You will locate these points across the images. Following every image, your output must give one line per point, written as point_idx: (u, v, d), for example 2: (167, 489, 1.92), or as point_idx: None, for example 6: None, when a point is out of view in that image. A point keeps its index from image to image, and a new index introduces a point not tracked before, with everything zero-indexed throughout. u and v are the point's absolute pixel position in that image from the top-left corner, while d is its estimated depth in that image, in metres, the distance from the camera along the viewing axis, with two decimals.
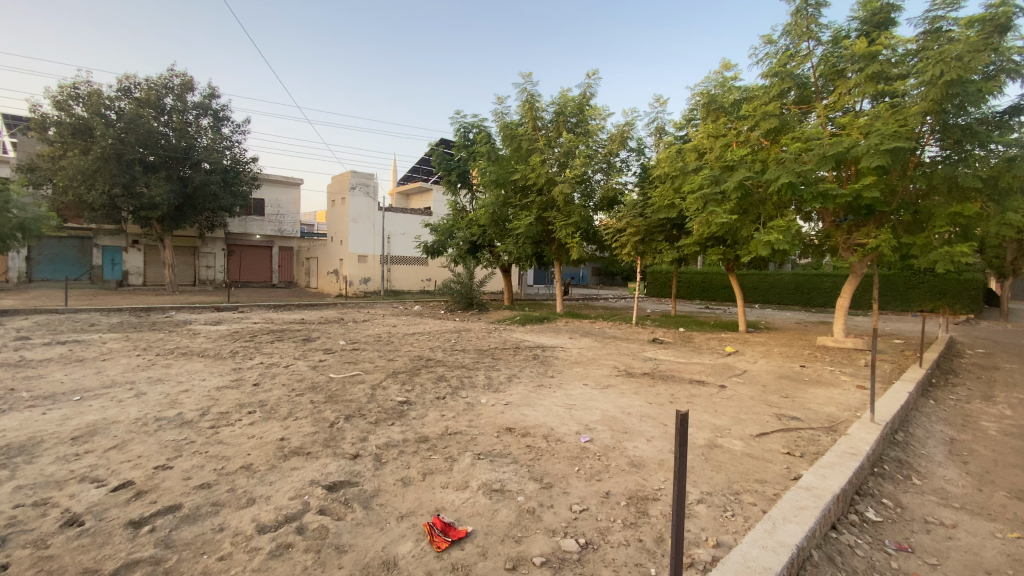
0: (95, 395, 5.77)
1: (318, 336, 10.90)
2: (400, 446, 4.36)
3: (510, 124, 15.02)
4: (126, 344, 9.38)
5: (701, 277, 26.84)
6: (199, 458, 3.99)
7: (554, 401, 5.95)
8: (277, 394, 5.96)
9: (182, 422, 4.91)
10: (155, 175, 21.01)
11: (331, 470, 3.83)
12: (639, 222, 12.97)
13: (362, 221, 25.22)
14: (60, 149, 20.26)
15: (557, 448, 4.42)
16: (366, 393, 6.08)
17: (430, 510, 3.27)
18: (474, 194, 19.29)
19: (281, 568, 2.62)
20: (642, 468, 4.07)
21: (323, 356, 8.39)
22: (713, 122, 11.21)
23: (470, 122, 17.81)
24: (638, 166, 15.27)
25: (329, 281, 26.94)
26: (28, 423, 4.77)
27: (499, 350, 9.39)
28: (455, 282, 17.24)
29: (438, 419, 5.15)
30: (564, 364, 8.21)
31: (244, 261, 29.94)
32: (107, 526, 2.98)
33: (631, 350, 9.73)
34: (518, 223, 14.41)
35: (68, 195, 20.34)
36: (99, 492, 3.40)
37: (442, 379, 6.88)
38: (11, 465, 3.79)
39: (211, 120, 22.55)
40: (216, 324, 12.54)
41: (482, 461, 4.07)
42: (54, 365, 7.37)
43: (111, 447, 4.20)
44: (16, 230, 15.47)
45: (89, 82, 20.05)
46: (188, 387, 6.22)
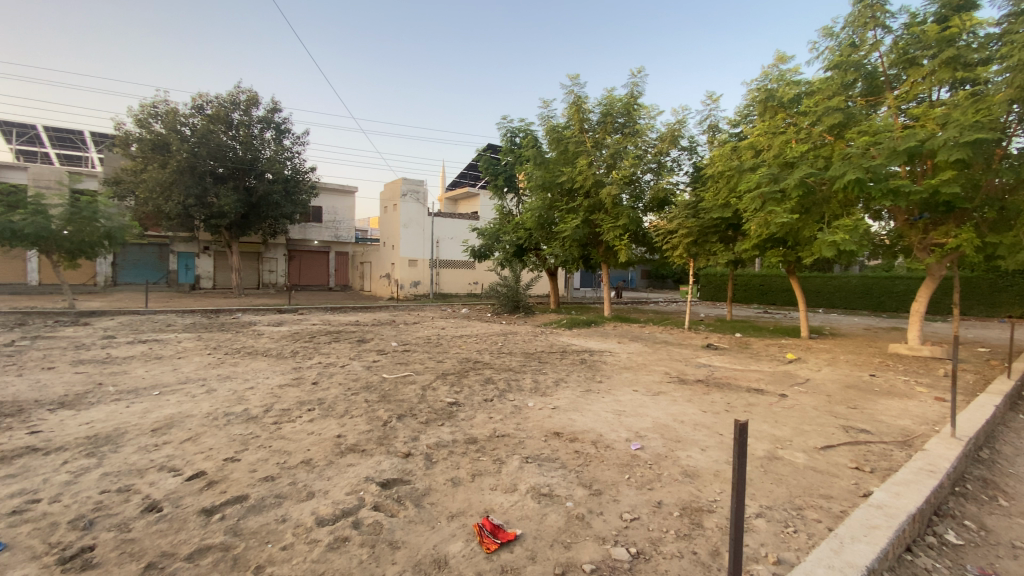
0: (171, 391, 6.24)
1: (371, 337, 11.28)
2: (449, 447, 4.43)
3: (557, 127, 14.98)
4: (199, 343, 10.10)
5: (759, 280, 25.72)
6: (264, 452, 4.22)
7: (602, 407, 5.86)
8: (334, 393, 6.20)
9: (248, 417, 5.21)
10: (223, 186, 22.47)
11: (384, 467, 3.95)
12: (692, 223, 12.52)
13: (413, 226, 25.90)
14: (142, 163, 22.08)
15: (606, 454, 4.35)
16: (417, 393, 6.22)
17: (479, 511, 3.31)
18: (520, 198, 19.42)
19: (338, 561, 2.72)
20: (696, 478, 3.94)
21: (377, 357, 8.66)
22: (771, 119, 10.71)
23: (517, 126, 17.90)
24: (691, 166, 14.83)
25: (381, 284, 27.84)
26: (114, 415, 5.22)
27: (547, 353, 9.36)
28: (501, 284, 17.35)
29: (486, 421, 5.20)
30: (613, 369, 8.08)
31: (303, 265, 31.50)
32: (182, 513, 3.20)
33: (683, 356, 9.44)
34: (564, 226, 14.32)
35: (148, 205, 22.07)
36: (176, 480, 3.67)
37: (489, 381, 6.94)
38: (99, 454, 4.15)
39: (273, 133, 23.92)
40: (277, 326, 13.24)
41: (530, 464, 4.07)
42: (136, 362, 8.05)
43: (186, 439, 4.52)
44: (104, 238, 16.92)
45: (166, 100, 21.73)
46: (253, 384, 6.60)
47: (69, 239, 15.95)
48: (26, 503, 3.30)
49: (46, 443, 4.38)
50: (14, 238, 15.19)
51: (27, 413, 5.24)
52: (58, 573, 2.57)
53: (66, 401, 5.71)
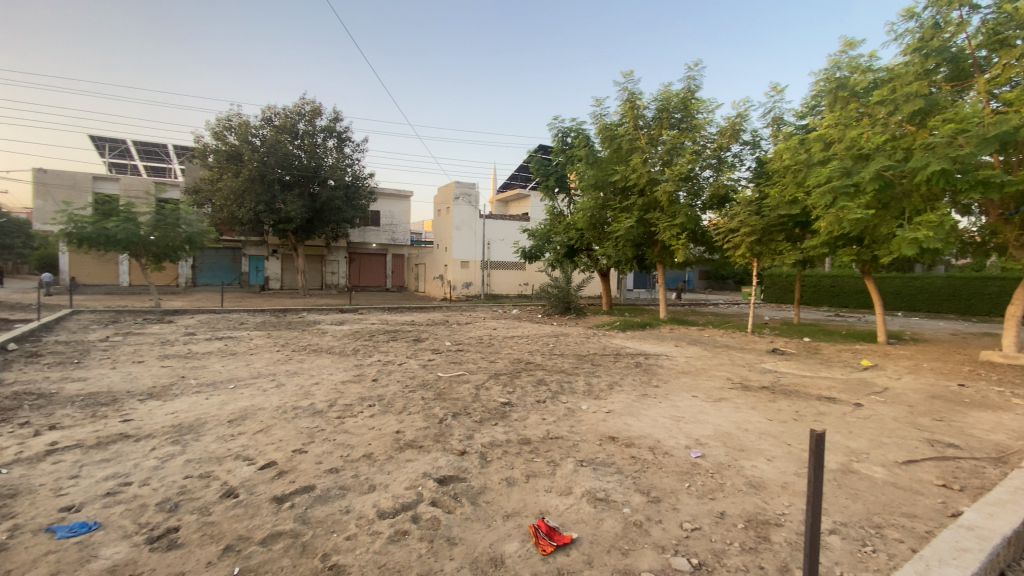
0: (245, 384, 6.68)
1: (426, 337, 11.55)
2: (504, 446, 4.47)
3: (610, 125, 14.73)
4: (269, 340, 10.74)
5: (830, 281, 24.18)
6: (329, 445, 4.43)
7: (660, 412, 5.69)
8: (393, 390, 6.40)
9: (314, 411, 5.48)
10: (290, 193, 23.80)
11: (440, 464, 4.02)
12: (755, 221, 11.94)
13: (466, 228, 26.29)
14: (218, 173, 23.75)
15: (665, 461, 4.22)
16: (471, 392, 6.31)
17: (534, 512, 3.30)
18: (572, 198, 19.27)
19: (399, 554, 2.79)
20: (762, 489, 3.74)
21: (432, 356, 8.86)
22: (842, 109, 10.04)
23: (568, 126, 17.79)
24: (753, 161, 14.16)
25: (435, 285, 28.50)
26: (196, 406, 5.65)
27: (600, 356, 9.22)
28: (553, 286, 17.27)
29: (540, 422, 5.19)
30: (670, 373, 7.85)
31: (362, 267, 32.81)
32: (255, 500, 3.40)
33: (745, 361, 9.01)
34: (618, 225, 14.05)
35: (223, 212, 23.72)
36: (250, 469, 3.92)
37: (542, 382, 6.93)
38: (183, 442, 4.50)
39: (335, 141, 25.11)
40: (339, 325, 13.84)
41: (585, 468, 4.01)
42: (214, 357, 8.67)
43: (259, 431, 4.81)
44: (185, 243, 18.34)
45: (239, 114, 23.27)
46: (318, 380, 6.94)
47: (156, 243, 17.42)
48: (120, 485, 3.62)
49: (138, 430, 4.80)
50: (108, 244, 16.77)
51: (121, 402, 5.77)
52: (148, 551, 2.80)
53: (154, 392, 6.23)
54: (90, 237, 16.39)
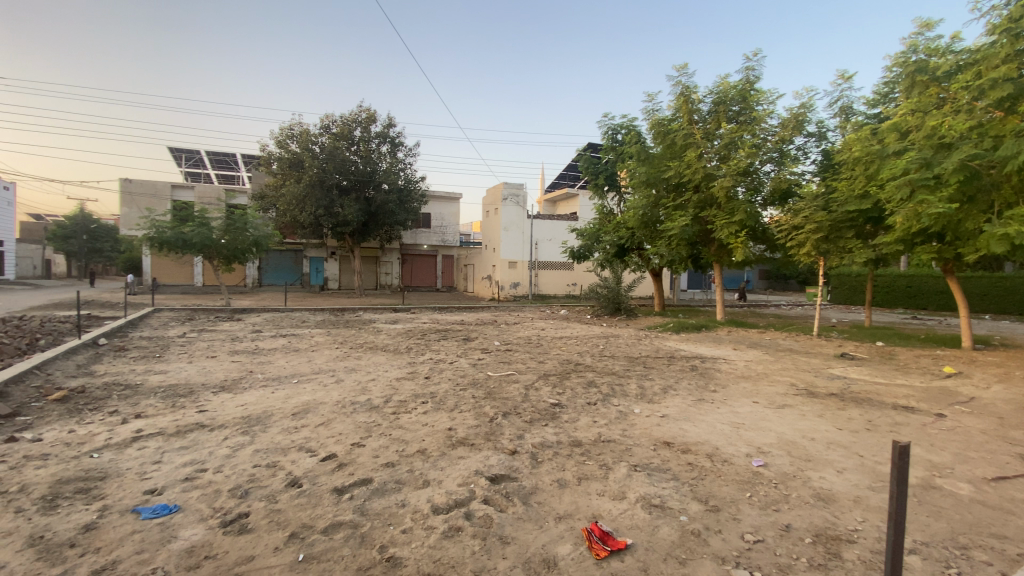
0: (306, 380, 7.02)
1: (476, 336, 11.68)
2: (555, 447, 4.44)
3: (663, 121, 14.32)
4: (328, 338, 11.24)
5: (906, 281, 22.43)
6: (385, 439, 4.56)
7: (718, 418, 5.47)
8: (444, 388, 6.51)
9: (370, 406, 5.67)
10: (347, 197, 24.79)
11: (492, 462, 4.05)
12: (822, 218, 11.24)
13: (514, 229, 26.39)
14: (281, 179, 25.06)
15: (724, 469, 4.05)
16: (521, 392, 6.32)
17: (587, 516, 3.25)
18: (622, 196, 18.93)
19: (453, 549, 2.84)
20: (830, 503, 3.51)
21: (482, 355, 8.96)
22: (919, 96, 9.27)
23: (618, 123, 17.49)
24: (819, 154, 13.35)
25: (484, 285, 28.80)
26: (263, 399, 6.00)
27: (652, 358, 8.99)
28: (602, 286, 17.00)
29: (591, 425, 5.11)
30: (728, 378, 7.53)
31: (414, 268, 33.69)
32: (317, 490, 3.56)
33: (811, 366, 8.51)
34: (672, 223, 13.63)
35: (286, 216, 25.03)
36: (312, 460, 4.10)
37: (593, 384, 6.83)
38: (252, 433, 4.79)
39: (389, 146, 25.94)
40: (393, 324, 14.27)
41: (639, 473, 3.92)
42: (279, 353, 9.17)
43: (320, 424, 5.04)
44: (252, 245, 19.50)
45: (301, 123, 24.49)
46: (374, 377, 7.18)
47: (226, 246, 18.63)
48: (196, 471, 3.88)
49: (211, 420, 5.15)
50: (185, 247, 18.12)
51: (197, 394, 6.21)
52: (222, 533, 2.99)
53: (226, 385, 6.67)
54: (169, 241, 17.76)
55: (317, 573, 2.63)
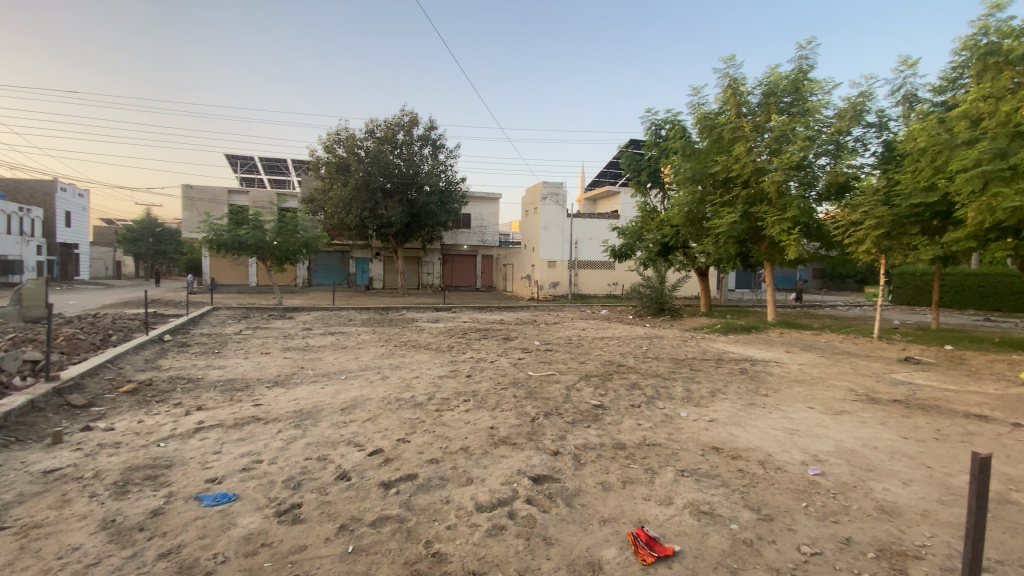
0: (354, 376, 7.24)
1: (517, 335, 11.71)
2: (598, 449, 4.38)
3: (709, 115, 13.87)
4: (373, 336, 11.55)
5: (978, 281, 20.82)
6: (429, 436, 4.64)
7: (770, 423, 5.24)
8: (486, 387, 6.56)
9: (415, 403, 5.78)
10: (391, 199, 25.40)
11: (535, 462, 4.04)
12: (884, 213, 10.56)
13: (553, 228, 26.27)
14: (329, 183, 25.95)
15: (777, 477, 3.87)
16: (562, 392, 6.28)
17: (633, 520, 3.19)
18: (666, 193, 18.49)
19: (497, 548, 2.85)
20: (895, 516, 3.29)
21: (522, 355, 8.98)
22: (992, 80, 8.58)
23: (662, 118, 17.10)
24: (880, 145, 12.58)
25: (523, 285, 28.83)
26: (314, 394, 6.23)
27: (698, 360, 8.73)
28: (645, 286, 16.67)
29: (635, 428, 5.01)
30: (780, 381, 7.21)
31: (454, 268, 34.16)
32: (364, 484, 3.66)
33: (871, 370, 8.02)
34: (719, 221, 13.17)
35: (334, 219, 25.93)
36: (360, 454, 4.22)
37: (636, 386, 6.69)
38: (303, 426, 4.98)
39: (430, 149, 26.43)
40: (435, 322, 14.51)
41: (687, 479, 3.81)
42: (327, 350, 9.51)
43: (367, 419, 5.18)
44: (303, 247, 20.28)
45: (347, 128, 25.28)
46: (418, 374, 7.32)
47: (278, 248, 19.48)
48: (253, 462, 4.07)
49: (266, 414, 5.40)
50: (241, 249, 19.10)
51: (252, 389, 6.52)
52: (276, 523, 3.12)
53: (279, 380, 6.98)
54: (226, 243, 18.75)
55: (364, 564, 2.70)
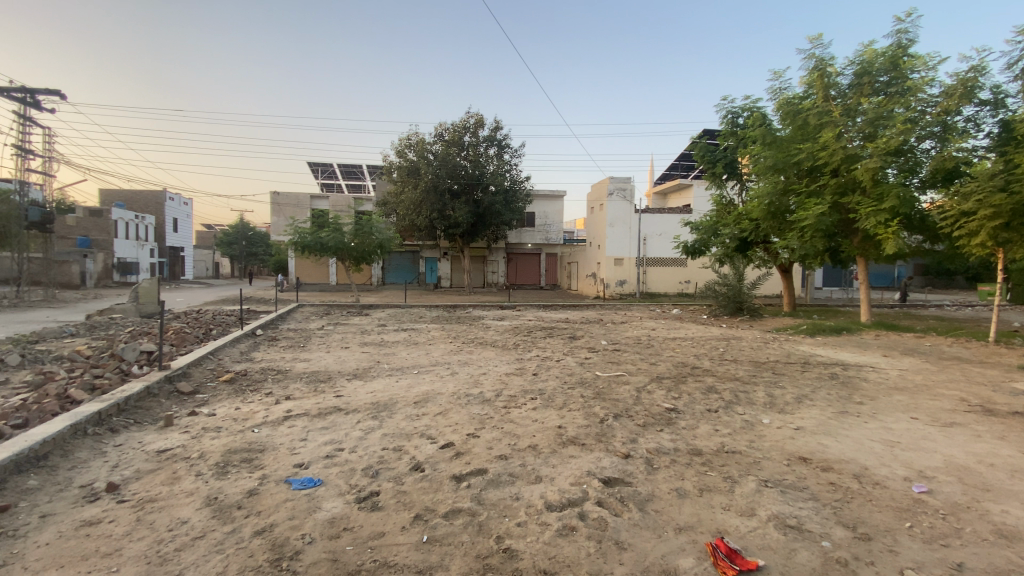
0: (425, 371, 7.49)
1: (583, 334, 11.59)
2: (672, 454, 4.22)
3: (792, 100, 12.93)
4: (443, 333, 11.90)
5: None
6: (497, 432, 4.69)
7: (865, 434, 4.79)
8: (553, 386, 6.53)
9: (483, 400, 5.87)
10: (458, 200, 26.02)
11: (605, 464, 3.96)
12: (1005, 201, 9.29)
13: (620, 225, 25.69)
14: (400, 186, 26.95)
15: (875, 493, 3.53)
16: (632, 394, 6.11)
17: (711, 530, 3.04)
18: (744, 184, 17.48)
19: (568, 548, 2.82)
20: (1021, 543, 2.88)
21: (589, 354, 8.86)
22: None
23: (739, 105, 16.19)
24: (997, 124, 11.12)
25: (588, 283, 28.45)
26: (389, 387, 6.52)
27: (780, 364, 8.16)
28: (721, 284, 15.87)
29: (712, 433, 4.77)
30: (877, 389, 6.57)
31: (520, 266, 34.38)
32: (437, 476, 3.77)
33: (987, 378, 7.11)
34: (804, 213, 12.22)
35: (405, 220, 26.97)
36: (433, 447, 4.35)
37: (712, 390, 6.37)
38: (380, 418, 5.22)
39: (496, 149, 26.76)
40: (501, 321, 14.67)
41: (771, 490, 3.57)
42: (400, 346, 9.91)
43: (439, 413, 5.34)
44: (377, 248, 21.25)
45: (417, 132, 26.20)
46: (485, 371, 7.43)
47: (355, 249, 20.59)
48: (335, 450, 4.32)
49: (347, 405, 5.72)
50: (322, 251, 20.37)
51: (333, 381, 6.94)
52: (357, 509, 3.29)
53: (357, 374, 7.37)
54: (309, 245, 20.04)
55: (438, 555, 2.77)
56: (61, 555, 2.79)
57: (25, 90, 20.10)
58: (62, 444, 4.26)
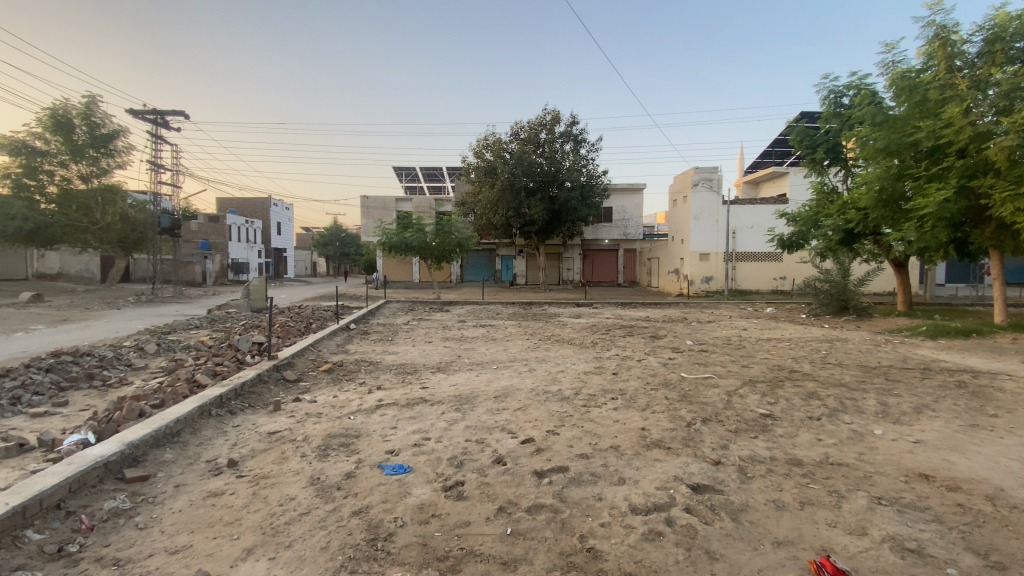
0: (505, 366, 7.62)
1: (666, 334, 11.18)
2: (768, 463, 3.94)
3: (906, 75, 11.58)
4: (521, 329, 12.03)
5: None
6: (578, 431, 4.65)
7: (1002, 451, 4.17)
8: (634, 386, 6.36)
9: (562, 397, 5.85)
10: (534, 198, 26.14)
11: (693, 470, 3.79)
12: None
13: (705, 218, 24.42)
14: (477, 187, 27.51)
15: (1015, 518, 3.06)
16: (722, 398, 5.79)
17: (815, 547, 2.80)
18: (850, 170, 15.94)
19: (655, 553, 2.73)
20: None
21: (673, 354, 8.53)
22: None
23: (843, 84, 14.77)
24: None
25: (670, 280, 27.39)
26: (471, 381, 6.70)
27: (895, 369, 7.31)
28: (823, 280, 14.63)
29: (814, 443, 4.39)
30: (1019, 400, 5.68)
31: (597, 263, 33.86)
32: (519, 470, 3.82)
33: None
34: (922, 199, 10.85)
35: (483, 219, 27.55)
36: (514, 442, 4.41)
37: (814, 396, 5.86)
38: (463, 410, 5.39)
39: (572, 145, 26.55)
40: (579, 318, 14.54)
41: (884, 508, 3.21)
42: (480, 341, 10.15)
43: (519, 409, 5.40)
44: (457, 246, 21.90)
45: (494, 133, 26.64)
46: (564, 368, 7.42)
47: (437, 248, 21.39)
48: (422, 439, 4.53)
49: (432, 396, 5.97)
50: (405, 250, 21.38)
51: (419, 373, 7.28)
52: (444, 497, 3.42)
53: (441, 367, 7.66)
54: (395, 244, 21.10)
55: (523, 548, 2.80)
56: (193, 521, 3.17)
57: (155, 112, 22.97)
58: (192, 423, 4.86)
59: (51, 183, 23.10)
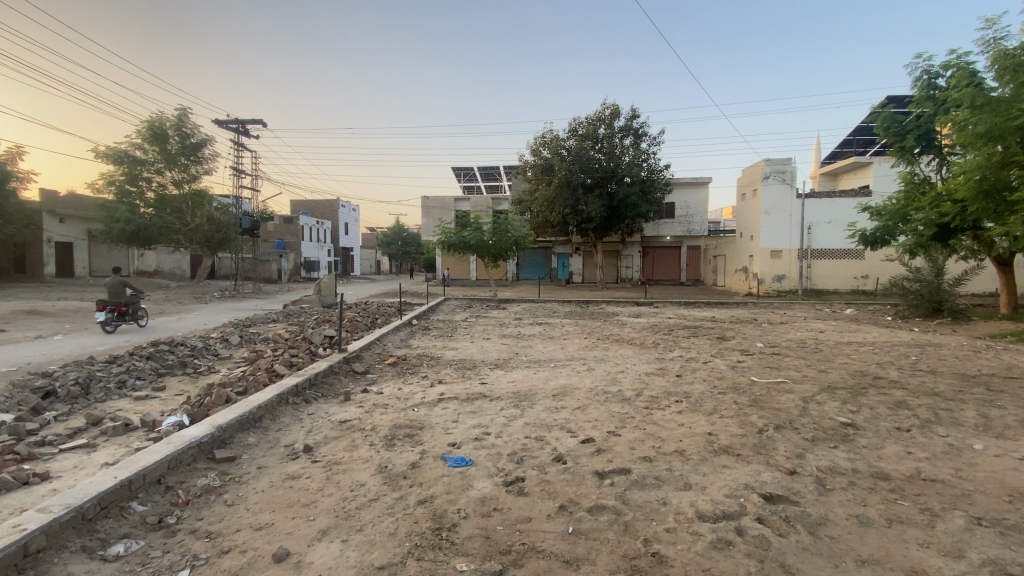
0: (563, 365, 7.57)
1: (732, 335, 10.69)
2: (849, 476, 3.68)
3: (1010, 52, 10.40)
4: (579, 328, 11.90)
5: None
6: (640, 433, 4.55)
7: None
8: (700, 389, 6.13)
9: (623, 398, 5.76)
10: (591, 194, 25.81)
11: (766, 479, 3.60)
12: None
13: (777, 212, 23.06)
14: (534, 185, 27.53)
15: None
16: (797, 404, 5.45)
17: (903, 567, 2.59)
18: (945, 159, 14.50)
19: (724, 563, 2.62)
20: None
21: (741, 357, 8.14)
22: None
23: (937, 65, 13.47)
24: None
25: (738, 279, 26.13)
26: (530, 379, 6.72)
27: (999, 379, 6.57)
28: (912, 279, 13.43)
29: (903, 456, 4.04)
30: None
31: (657, 261, 32.88)
32: (580, 470, 3.80)
33: None
34: None
35: (539, 217, 27.54)
36: (574, 441, 4.39)
37: (902, 406, 5.39)
38: (522, 407, 5.42)
39: (632, 139, 25.96)
40: (638, 318, 14.20)
41: (986, 530, 2.90)
42: (537, 339, 10.15)
43: (578, 408, 5.36)
44: (513, 245, 21.99)
45: (552, 130, 26.56)
46: (624, 369, 7.29)
47: (494, 246, 21.62)
48: (483, 434, 4.61)
49: (492, 392, 6.05)
50: (464, 249, 21.77)
51: (478, 369, 7.41)
52: (505, 491, 3.47)
53: (499, 364, 7.76)
54: (454, 243, 21.57)
55: (585, 548, 2.79)
56: (274, 501, 3.41)
57: (236, 121, 24.84)
58: (271, 410, 5.21)
59: (149, 189, 25.50)
